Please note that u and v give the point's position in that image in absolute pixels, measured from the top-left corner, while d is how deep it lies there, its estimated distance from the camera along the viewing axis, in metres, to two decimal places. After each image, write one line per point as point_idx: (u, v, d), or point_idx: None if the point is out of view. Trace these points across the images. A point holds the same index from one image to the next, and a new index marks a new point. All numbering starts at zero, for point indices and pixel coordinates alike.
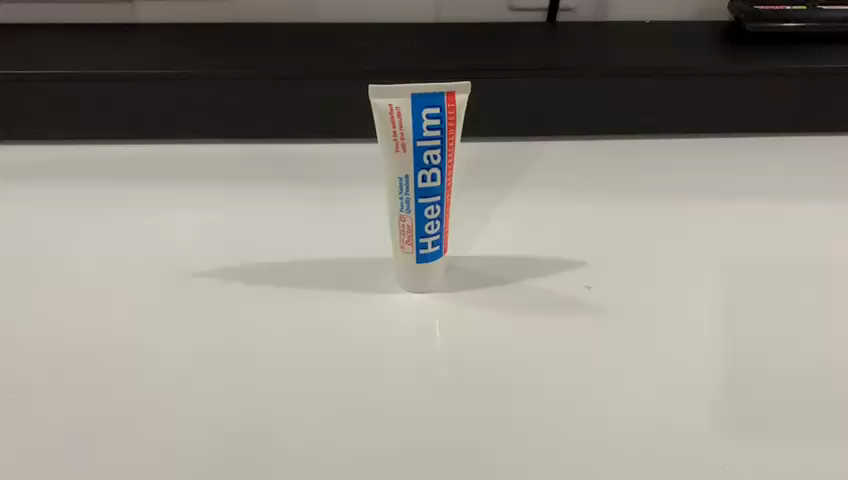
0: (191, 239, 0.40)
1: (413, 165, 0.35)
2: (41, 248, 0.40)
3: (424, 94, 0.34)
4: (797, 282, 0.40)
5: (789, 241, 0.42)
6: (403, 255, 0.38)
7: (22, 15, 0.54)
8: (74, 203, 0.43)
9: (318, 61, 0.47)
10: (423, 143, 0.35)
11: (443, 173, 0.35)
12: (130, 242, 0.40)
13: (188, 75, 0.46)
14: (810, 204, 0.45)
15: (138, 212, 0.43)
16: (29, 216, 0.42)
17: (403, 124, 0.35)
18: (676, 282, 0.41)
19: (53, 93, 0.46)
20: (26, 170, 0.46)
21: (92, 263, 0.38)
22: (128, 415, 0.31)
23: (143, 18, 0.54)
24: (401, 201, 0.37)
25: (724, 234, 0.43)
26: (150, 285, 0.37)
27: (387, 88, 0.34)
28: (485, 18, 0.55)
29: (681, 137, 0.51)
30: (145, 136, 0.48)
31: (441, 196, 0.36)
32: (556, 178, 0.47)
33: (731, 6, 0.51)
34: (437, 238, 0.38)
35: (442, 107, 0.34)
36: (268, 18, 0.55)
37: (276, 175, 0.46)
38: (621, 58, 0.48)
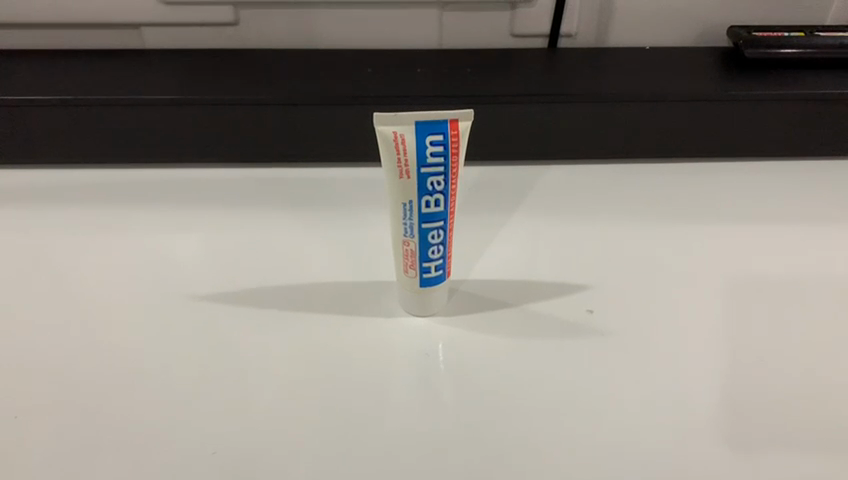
0: (201, 263, 0.45)
1: (417, 191, 0.35)
2: (65, 272, 0.44)
3: (430, 120, 0.34)
4: (787, 307, 0.42)
5: (773, 263, 0.46)
6: (407, 278, 0.40)
7: (57, 41, 0.58)
8: (125, 223, 0.48)
9: (344, 88, 0.51)
10: (427, 169, 0.35)
11: (446, 199, 0.36)
12: (142, 266, 0.45)
13: (226, 102, 0.50)
14: (797, 231, 0.48)
15: (151, 237, 0.47)
16: (58, 241, 0.46)
17: (407, 151, 0.34)
18: (671, 308, 0.42)
19: (92, 118, 0.51)
20: (82, 191, 0.51)
21: (132, 281, 0.43)
22: (136, 435, 0.34)
23: (151, 43, 0.59)
24: (405, 226, 0.37)
25: (716, 262, 0.46)
26: (186, 301, 0.42)
27: (393, 115, 0.34)
28: (489, 43, 0.60)
29: (670, 164, 0.55)
30: (189, 162, 0.54)
31: (444, 221, 0.37)
32: (562, 200, 0.52)
33: (731, 33, 0.56)
34: (441, 261, 0.38)
35: (446, 135, 0.34)
36: (287, 44, 0.59)
37: (305, 198, 0.51)
38: (621, 86, 0.52)
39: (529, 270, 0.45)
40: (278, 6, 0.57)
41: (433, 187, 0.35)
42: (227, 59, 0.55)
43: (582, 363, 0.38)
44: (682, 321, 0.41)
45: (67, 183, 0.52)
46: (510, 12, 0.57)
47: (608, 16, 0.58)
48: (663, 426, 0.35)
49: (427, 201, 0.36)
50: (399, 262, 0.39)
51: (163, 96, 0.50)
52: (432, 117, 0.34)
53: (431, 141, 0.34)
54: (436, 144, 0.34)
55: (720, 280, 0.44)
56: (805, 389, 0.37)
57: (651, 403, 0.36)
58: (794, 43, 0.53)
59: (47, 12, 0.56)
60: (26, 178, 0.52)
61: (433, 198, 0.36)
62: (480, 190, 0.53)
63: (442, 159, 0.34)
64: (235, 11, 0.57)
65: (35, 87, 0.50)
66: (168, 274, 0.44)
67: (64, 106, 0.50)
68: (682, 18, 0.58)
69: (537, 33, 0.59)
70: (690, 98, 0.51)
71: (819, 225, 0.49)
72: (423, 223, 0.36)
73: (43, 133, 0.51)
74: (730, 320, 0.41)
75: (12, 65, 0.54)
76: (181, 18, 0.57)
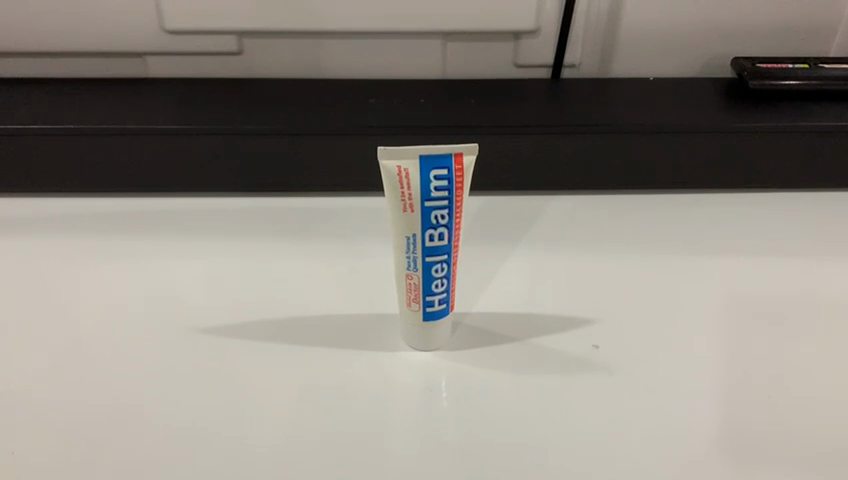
0: (202, 294, 0.45)
1: (421, 225, 0.35)
2: (64, 302, 0.43)
3: (434, 155, 0.34)
4: (795, 344, 0.42)
5: (780, 296, 0.45)
6: (410, 311, 0.39)
7: (60, 69, 0.58)
8: (123, 253, 0.48)
9: (347, 118, 0.51)
10: (431, 203, 0.34)
11: (450, 233, 0.35)
12: (142, 296, 0.44)
13: (228, 132, 0.50)
14: (803, 264, 0.48)
15: (152, 266, 0.47)
16: (57, 271, 0.46)
17: (411, 185, 0.34)
18: (677, 342, 0.42)
19: (94, 147, 0.50)
20: (83, 221, 0.51)
21: (131, 312, 0.43)
22: (132, 471, 0.34)
23: (153, 71, 0.59)
24: (408, 259, 0.37)
25: (723, 295, 0.45)
26: (184, 333, 0.41)
27: (397, 149, 0.34)
28: (492, 73, 0.60)
29: (674, 195, 0.55)
30: (190, 191, 0.54)
31: (448, 255, 0.36)
32: (566, 231, 0.51)
33: (734, 64, 0.56)
34: (445, 295, 0.38)
35: (451, 169, 0.34)
36: (291, 73, 0.59)
37: (307, 228, 0.51)
38: (625, 117, 0.52)
39: (532, 302, 0.45)
40: (282, 35, 0.57)
41: (437, 221, 0.35)
42: (230, 88, 0.55)
43: (586, 400, 0.38)
44: (688, 355, 0.41)
45: (68, 212, 0.52)
46: (513, 43, 0.58)
47: (611, 47, 0.58)
48: (668, 466, 0.34)
49: (431, 235, 0.35)
50: (401, 296, 0.39)
51: (165, 126, 0.50)
52: (437, 151, 0.34)
53: (436, 176, 0.34)
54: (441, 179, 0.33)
55: (725, 314, 0.44)
56: (814, 428, 0.36)
57: (656, 441, 0.36)
58: (797, 75, 0.53)
59: (51, 40, 0.56)
60: (26, 206, 0.52)
61: (437, 231, 0.35)
62: (482, 220, 0.52)
63: (446, 193, 0.34)
64: (239, 40, 0.57)
65: (36, 116, 0.50)
66: (167, 304, 0.44)
67: (65, 135, 0.50)
68: (685, 49, 0.58)
69: (541, 63, 0.59)
70: (694, 129, 0.51)
71: (824, 258, 0.48)
72: (426, 257, 0.36)
73: (43, 161, 0.51)
74: (736, 355, 0.41)
75: (15, 94, 0.54)
76: (184, 47, 0.57)
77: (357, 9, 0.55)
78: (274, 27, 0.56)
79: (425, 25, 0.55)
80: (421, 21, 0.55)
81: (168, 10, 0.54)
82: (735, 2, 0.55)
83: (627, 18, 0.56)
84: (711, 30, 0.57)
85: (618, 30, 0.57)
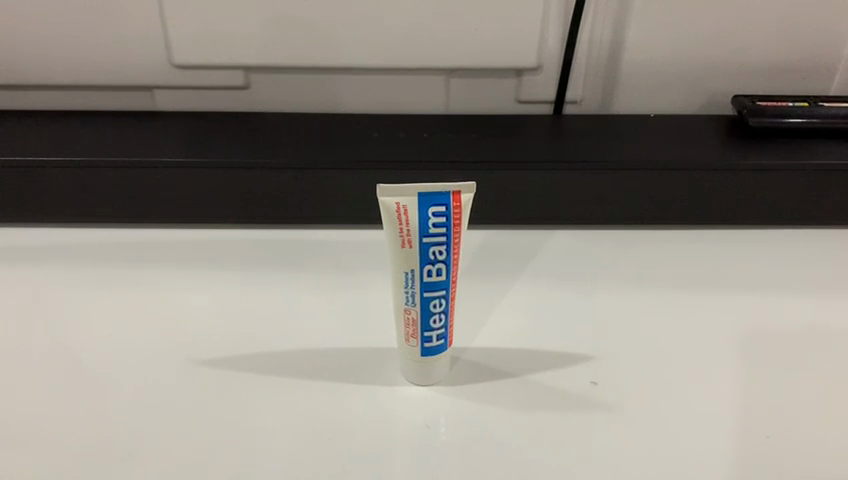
0: (202, 324, 0.45)
1: (419, 260, 0.35)
2: (67, 331, 0.44)
3: (433, 192, 0.34)
4: (797, 382, 0.41)
5: (782, 333, 0.45)
6: (409, 346, 0.39)
7: (71, 101, 0.60)
8: (127, 283, 0.49)
9: (350, 152, 0.52)
10: (429, 239, 0.35)
11: (448, 269, 0.36)
12: (144, 326, 0.45)
13: (232, 165, 0.51)
14: (805, 302, 0.48)
15: (154, 296, 0.47)
16: (61, 300, 0.47)
17: (410, 221, 0.35)
18: (678, 380, 0.42)
19: (100, 178, 0.51)
20: (89, 250, 0.51)
21: (133, 342, 0.43)
22: None
23: (162, 105, 0.60)
24: (406, 294, 0.37)
25: (724, 332, 0.45)
26: (185, 363, 0.42)
27: (396, 186, 0.34)
28: (494, 108, 0.60)
29: (675, 231, 0.55)
30: (194, 222, 0.54)
31: (446, 290, 0.37)
32: (566, 266, 0.52)
33: (734, 101, 0.57)
34: (443, 330, 0.38)
35: (449, 206, 0.34)
36: (295, 107, 0.60)
37: (309, 260, 0.51)
38: (625, 153, 0.52)
39: (531, 337, 0.45)
40: (289, 71, 0.58)
41: (435, 256, 0.35)
42: (237, 121, 0.56)
43: (586, 438, 0.38)
44: (689, 393, 0.41)
45: (74, 242, 0.52)
46: (516, 79, 0.58)
47: (613, 84, 0.59)
48: None
49: (429, 270, 0.36)
50: (400, 331, 0.39)
51: (171, 159, 0.51)
52: (435, 189, 0.34)
53: (434, 212, 0.34)
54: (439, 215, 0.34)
55: (724, 350, 0.44)
56: (818, 470, 0.36)
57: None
58: (798, 113, 0.53)
59: (62, 73, 0.57)
60: (33, 236, 0.53)
61: (434, 267, 0.36)
62: (483, 254, 0.53)
63: (444, 229, 0.35)
64: (246, 75, 0.58)
65: (45, 148, 0.51)
66: (169, 335, 0.44)
67: (71, 167, 0.50)
68: (686, 86, 0.59)
69: (543, 99, 0.59)
70: (694, 167, 0.51)
71: (826, 297, 0.48)
72: (424, 292, 0.36)
73: (50, 192, 0.52)
74: (736, 393, 0.41)
75: (25, 126, 0.55)
76: (192, 81, 0.58)
77: (362, 46, 0.56)
78: (281, 62, 0.57)
79: (429, 62, 0.56)
80: (425, 58, 0.56)
81: (177, 45, 0.55)
82: (735, 42, 0.56)
83: (628, 56, 0.57)
84: (712, 68, 0.58)
85: (619, 67, 0.58)
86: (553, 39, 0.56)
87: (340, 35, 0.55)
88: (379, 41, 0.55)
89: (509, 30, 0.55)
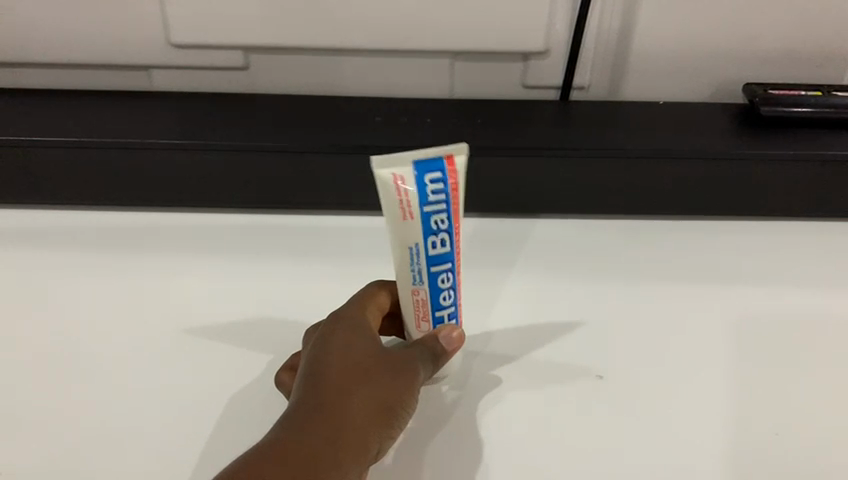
0: (209, 310, 0.46)
1: (422, 234, 0.34)
2: (78, 313, 0.45)
3: (426, 159, 0.33)
4: (800, 378, 0.42)
5: (786, 326, 0.46)
6: (418, 332, 0.38)
7: (65, 79, 0.59)
8: (132, 263, 0.50)
9: (353, 136, 0.51)
10: (430, 209, 0.33)
11: (451, 239, 0.35)
12: (154, 309, 0.46)
13: (231, 148, 0.49)
14: (809, 297, 0.48)
15: (163, 275, 0.49)
16: (71, 281, 0.48)
17: (408, 192, 0.33)
18: (677, 372, 0.43)
19: (97, 158, 0.50)
20: (93, 233, 0.52)
21: (142, 325, 0.45)
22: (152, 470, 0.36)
23: (158, 84, 0.59)
24: (413, 273, 0.36)
25: (724, 323, 0.46)
26: (201, 345, 0.43)
27: (390, 157, 0.32)
28: (499, 93, 0.59)
29: (678, 222, 0.55)
30: (196, 207, 0.54)
31: (452, 262, 0.36)
32: (570, 256, 0.52)
33: (746, 89, 0.55)
34: (452, 308, 0.38)
35: (445, 171, 0.33)
36: (296, 89, 0.59)
37: (312, 247, 0.52)
38: (635, 142, 0.51)
39: (531, 331, 0.45)
40: (289, 51, 0.57)
41: (437, 226, 0.34)
42: (236, 103, 0.55)
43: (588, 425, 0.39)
44: (691, 390, 0.41)
45: (79, 224, 0.53)
46: (522, 64, 0.57)
47: (621, 70, 0.58)
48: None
49: (432, 243, 0.34)
50: (407, 316, 0.38)
51: (168, 141, 0.49)
52: (429, 154, 0.32)
53: (431, 180, 0.33)
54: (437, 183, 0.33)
55: (726, 347, 0.44)
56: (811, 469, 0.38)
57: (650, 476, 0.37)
58: (810, 102, 0.52)
59: (56, 50, 0.56)
60: (37, 219, 0.53)
61: (438, 238, 0.34)
62: (482, 244, 0.53)
63: (443, 197, 0.33)
64: (245, 55, 0.57)
65: (42, 127, 0.50)
66: (179, 319, 0.45)
67: (68, 147, 0.49)
68: (696, 73, 0.58)
69: (549, 84, 0.58)
70: (702, 157, 0.50)
71: (826, 295, 0.48)
72: (431, 267, 0.35)
73: (46, 172, 0.51)
74: (735, 391, 0.41)
75: (20, 103, 0.54)
76: (190, 61, 0.56)
77: (365, 27, 0.54)
78: (281, 43, 0.55)
79: (434, 45, 0.55)
80: (430, 41, 0.55)
81: (175, 24, 0.54)
82: (749, 29, 0.55)
83: (637, 42, 0.56)
84: (723, 55, 0.57)
85: (628, 53, 0.57)
86: (561, 23, 0.54)
87: (342, 15, 0.54)
88: (382, 23, 0.54)
89: (517, 12, 0.53)
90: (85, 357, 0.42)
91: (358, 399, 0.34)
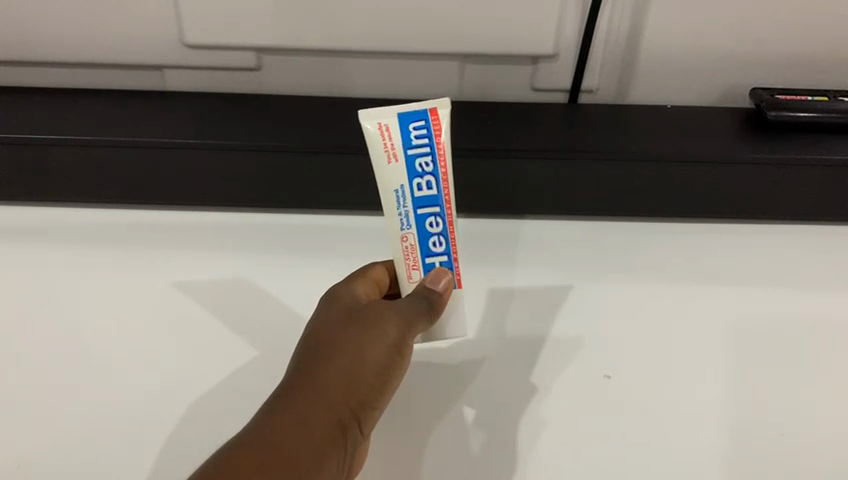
0: (232, 310, 0.49)
1: (407, 174, 0.37)
2: (111, 312, 0.49)
3: (409, 111, 0.37)
4: (798, 380, 0.45)
5: (783, 326, 0.48)
6: (409, 285, 0.40)
7: (80, 78, 0.59)
8: (155, 260, 0.53)
9: (363, 137, 0.52)
10: (414, 151, 0.37)
11: (437, 182, 0.38)
12: (181, 309, 0.49)
13: (245, 148, 0.51)
14: (807, 300, 0.50)
15: (185, 273, 0.52)
16: (99, 280, 0.51)
17: (393, 136, 0.37)
18: (680, 374, 0.45)
19: (114, 157, 0.52)
20: (114, 232, 0.55)
21: (173, 326, 0.48)
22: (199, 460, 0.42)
23: (171, 83, 0.59)
24: (401, 217, 0.38)
25: (725, 323, 0.48)
26: (232, 347, 0.47)
27: (376, 109, 0.37)
28: (509, 94, 0.60)
29: (684, 223, 0.56)
30: (211, 206, 0.56)
31: (440, 207, 0.38)
32: (576, 257, 0.53)
33: (752, 94, 0.56)
34: (446, 258, 0.39)
35: (428, 120, 0.37)
36: (306, 89, 0.60)
37: (326, 248, 0.54)
38: (641, 144, 0.51)
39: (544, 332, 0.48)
40: (300, 52, 0.57)
41: (422, 169, 0.37)
42: (249, 103, 0.56)
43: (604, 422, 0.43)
44: (692, 393, 0.45)
45: (99, 222, 0.55)
46: (531, 67, 0.58)
47: (629, 74, 0.58)
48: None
49: (417, 184, 0.38)
50: (399, 269, 0.40)
51: (183, 140, 0.51)
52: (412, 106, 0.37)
53: (414, 127, 0.37)
54: (419, 127, 0.37)
55: (722, 348, 0.47)
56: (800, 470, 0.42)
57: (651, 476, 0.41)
58: (816, 107, 0.52)
59: (71, 50, 0.57)
60: (58, 218, 0.55)
61: (423, 180, 0.38)
62: (490, 245, 0.54)
63: (426, 141, 0.37)
64: (257, 56, 0.57)
65: (60, 126, 0.52)
66: (208, 320, 0.49)
67: (86, 146, 0.51)
68: (704, 77, 0.58)
69: (558, 86, 0.59)
70: (708, 160, 0.50)
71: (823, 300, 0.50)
72: (418, 209, 0.38)
73: (65, 170, 0.53)
74: (736, 391, 0.45)
75: (37, 103, 0.55)
76: (202, 60, 0.57)
77: (375, 28, 0.55)
78: (292, 44, 0.56)
79: (443, 47, 0.56)
80: (439, 42, 0.55)
81: (187, 25, 0.54)
82: (756, 33, 0.55)
83: (646, 47, 0.56)
84: (731, 59, 0.57)
85: (636, 58, 0.57)
86: (570, 27, 0.55)
87: (353, 17, 0.54)
88: (392, 25, 0.55)
89: (526, 16, 0.54)
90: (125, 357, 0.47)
91: (342, 385, 0.36)
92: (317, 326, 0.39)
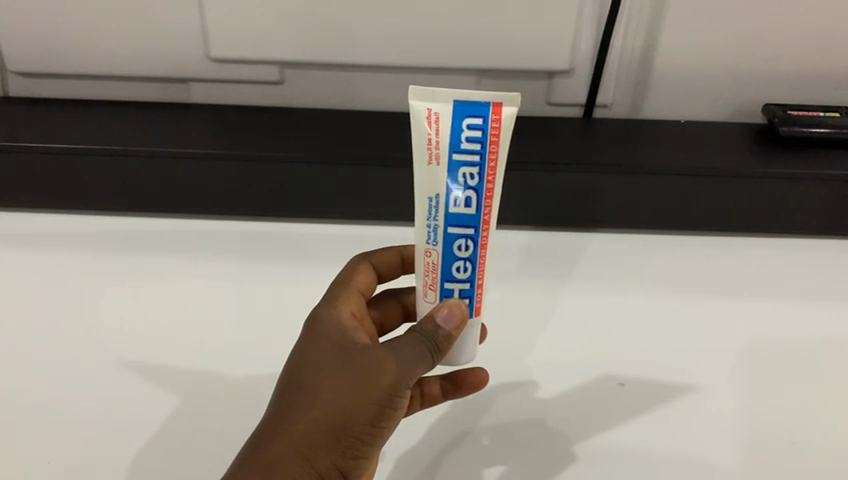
0: (238, 306, 0.49)
1: (446, 182, 0.30)
2: (115, 303, 0.49)
3: (470, 102, 0.30)
4: (815, 383, 0.44)
5: (797, 331, 0.48)
6: (426, 305, 0.34)
7: (106, 90, 0.61)
8: (164, 260, 0.53)
9: (382, 149, 0.53)
10: (460, 156, 0.30)
11: (478, 199, 0.30)
12: (188, 305, 0.49)
13: (266, 158, 0.52)
14: (821, 307, 0.49)
15: (193, 274, 0.52)
16: (103, 279, 0.51)
17: (440, 131, 0.30)
18: (692, 374, 0.45)
19: (137, 166, 0.53)
20: (126, 236, 0.55)
21: (180, 316, 0.48)
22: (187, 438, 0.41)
23: (196, 96, 0.61)
24: (429, 230, 0.32)
25: (736, 325, 0.48)
26: (232, 338, 0.47)
27: (430, 90, 0.30)
28: (526, 110, 0.61)
29: (697, 234, 0.56)
30: (229, 215, 0.57)
31: (475, 230, 0.31)
32: (589, 266, 0.53)
33: (765, 109, 0.57)
34: (468, 286, 0.33)
35: (486, 119, 0.29)
36: (327, 102, 0.61)
37: (339, 253, 0.54)
38: (654, 157, 0.53)
39: (559, 328, 0.48)
40: (322, 67, 0.59)
41: (465, 180, 0.30)
42: (273, 117, 0.58)
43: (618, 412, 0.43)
44: (704, 391, 0.44)
45: (115, 226, 0.56)
46: (547, 82, 0.59)
47: (643, 90, 0.59)
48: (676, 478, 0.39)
49: (456, 197, 0.30)
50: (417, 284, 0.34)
51: (206, 151, 0.52)
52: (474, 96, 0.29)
53: (468, 124, 0.29)
54: (475, 128, 0.29)
55: (734, 360, 0.46)
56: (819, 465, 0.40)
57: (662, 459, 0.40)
58: (827, 123, 0.53)
59: (98, 63, 0.59)
60: (73, 223, 0.56)
61: (462, 194, 0.30)
62: (503, 255, 0.54)
63: (478, 147, 0.30)
64: (281, 70, 0.59)
65: (86, 137, 0.54)
66: (219, 312, 0.49)
67: (111, 155, 0.53)
68: (717, 93, 0.59)
69: (573, 101, 0.60)
70: (719, 173, 0.51)
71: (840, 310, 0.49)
72: (449, 227, 0.31)
73: (87, 179, 0.54)
74: (745, 395, 0.43)
75: (64, 113, 0.57)
76: (228, 74, 0.59)
77: (394, 42, 0.56)
78: (314, 58, 0.57)
79: (461, 62, 0.57)
80: (457, 56, 0.57)
81: (214, 38, 0.56)
82: (769, 51, 0.57)
83: (659, 61, 0.58)
84: (744, 75, 0.58)
85: (650, 73, 0.58)
86: (585, 42, 0.56)
87: (375, 31, 0.56)
88: (411, 42, 0.56)
89: (542, 33, 0.55)
90: (122, 343, 0.46)
91: (321, 426, 0.32)
92: (305, 349, 0.34)
